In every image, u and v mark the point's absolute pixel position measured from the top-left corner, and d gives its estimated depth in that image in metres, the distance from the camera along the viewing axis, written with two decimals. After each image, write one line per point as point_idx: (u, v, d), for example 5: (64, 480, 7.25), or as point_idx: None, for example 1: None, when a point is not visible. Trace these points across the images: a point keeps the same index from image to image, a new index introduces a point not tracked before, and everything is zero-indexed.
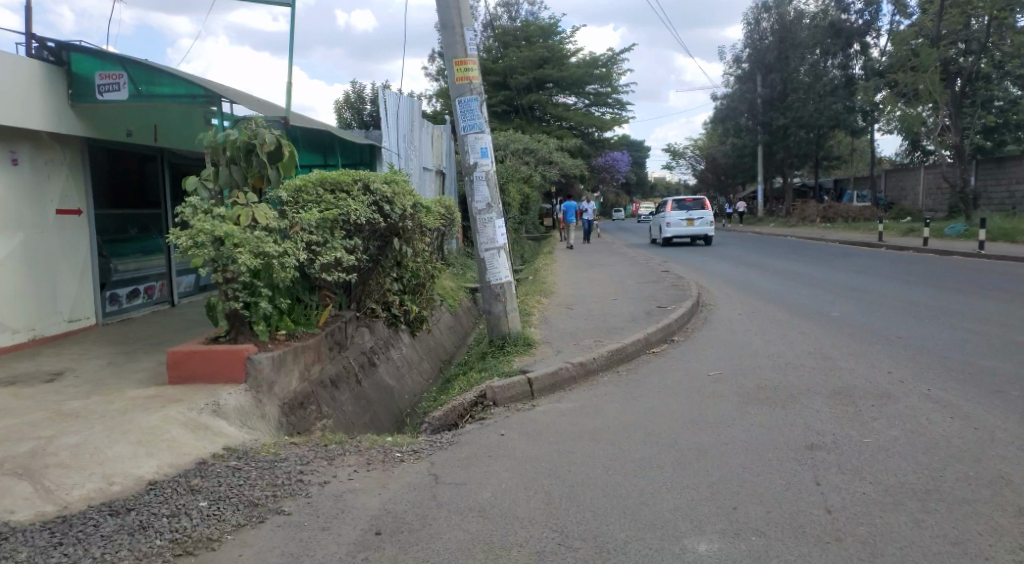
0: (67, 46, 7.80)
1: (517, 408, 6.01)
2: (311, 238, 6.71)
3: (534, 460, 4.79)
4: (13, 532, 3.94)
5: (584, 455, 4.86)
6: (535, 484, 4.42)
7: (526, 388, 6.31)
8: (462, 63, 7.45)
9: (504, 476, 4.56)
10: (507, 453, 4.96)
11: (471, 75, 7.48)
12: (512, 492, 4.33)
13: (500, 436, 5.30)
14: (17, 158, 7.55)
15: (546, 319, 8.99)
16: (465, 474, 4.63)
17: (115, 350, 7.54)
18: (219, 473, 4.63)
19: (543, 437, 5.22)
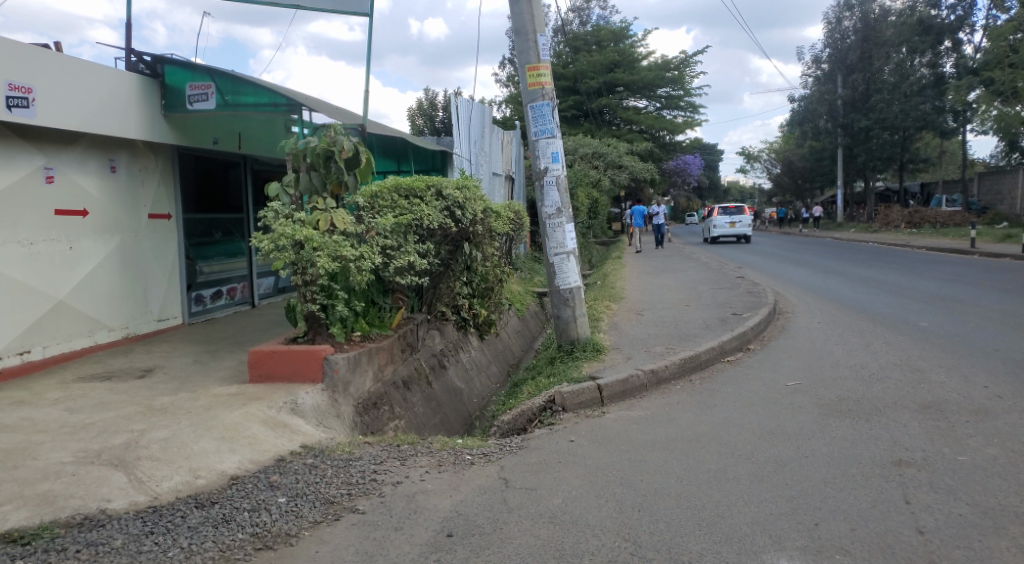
0: (161, 59, 8.17)
1: (587, 415, 5.98)
2: (386, 243, 6.85)
3: (607, 468, 4.76)
4: (108, 520, 4.14)
5: (658, 464, 4.79)
6: (608, 492, 4.38)
7: (596, 394, 6.26)
8: (535, 69, 7.48)
9: (576, 483, 4.54)
10: (578, 459, 4.93)
11: (544, 80, 7.50)
12: (584, 499, 4.30)
13: (570, 442, 5.28)
14: (114, 164, 7.93)
15: (616, 325, 8.92)
16: (535, 479, 4.62)
17: (200, 349, 7.83)
18: (298, 470, 4.75)
19: (615, 445, 5.17)
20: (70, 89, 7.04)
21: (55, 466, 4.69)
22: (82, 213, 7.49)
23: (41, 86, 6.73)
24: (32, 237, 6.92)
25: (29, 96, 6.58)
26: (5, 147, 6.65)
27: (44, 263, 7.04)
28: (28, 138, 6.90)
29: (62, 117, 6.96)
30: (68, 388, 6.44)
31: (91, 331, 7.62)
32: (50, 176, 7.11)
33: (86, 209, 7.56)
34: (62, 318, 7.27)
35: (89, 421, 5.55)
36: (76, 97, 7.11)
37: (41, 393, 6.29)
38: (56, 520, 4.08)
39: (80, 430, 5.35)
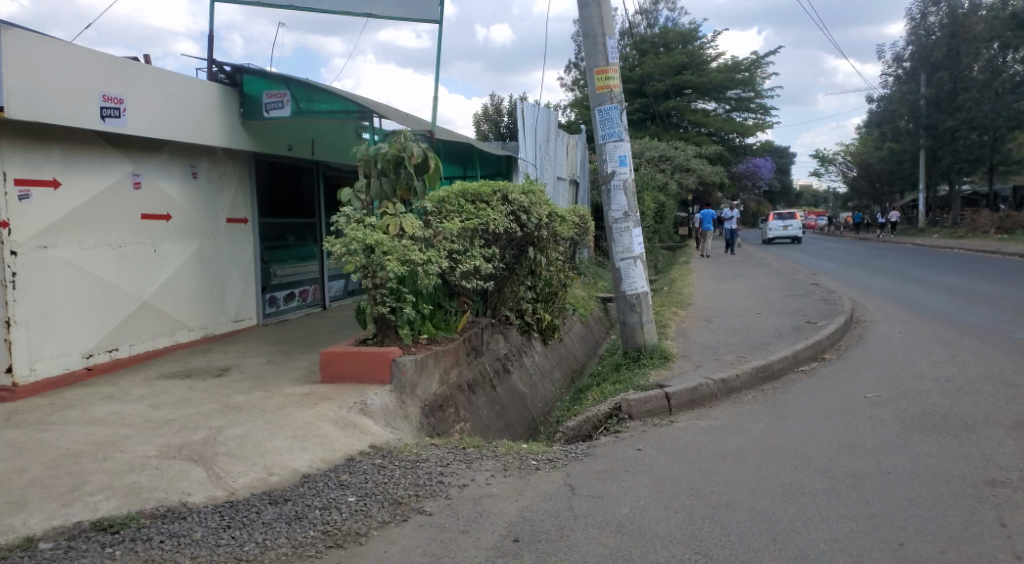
0: (240, 69, 8.47)
1: (654, 423, 5.93)
2: (452, 247, 6.87)
3: (675, 478, 4.71)
4: (188, 513, 4.30)
5: (730, 474, 4.73)
6: (677, 503, 4.34)
7: (663, 403, 6.21)
8: (603, 72, 7.47)
9: (643, 492, 4.51)
10: (645, 468, 4.90)
11: (612, 83, 7.48)
12: (652, 509, 4.27)
13: (637, 451, 5.25)
14: (195, 171, 8.25)
15: (684, 332, 8.81)
16: (602, 487, 4.61)
17: (274, 349, 8.07)
18: (367, 470, 4.86)
19: (683, 455, 5.12)
20: (157, 99, 7.36)
21: (139, 460, 4.91)
22: (165, 217, 7.81)
23: (131, 96, 7.05)
24: (121, 241, 7.25)
25: (120, 106, 6.90)
26: (98, 154, 6.99)
27: (131, 265, 7.38)
28: (118, 146, 7.23)
29: (150, 126, 7.28)
30: (151, 385, 6.73)
31: (172, 331, 7.93)
32: (137, 182, 7.45)
33: (170, 214, 7.88)
34: (147, 317, 7.59)
35: (170, 417, 5.79)
36: (162, 107, 7.43)
37: (127, 389, 6.59)
38: (141, 511, 4.27)
39: (162, 426, 5.58)
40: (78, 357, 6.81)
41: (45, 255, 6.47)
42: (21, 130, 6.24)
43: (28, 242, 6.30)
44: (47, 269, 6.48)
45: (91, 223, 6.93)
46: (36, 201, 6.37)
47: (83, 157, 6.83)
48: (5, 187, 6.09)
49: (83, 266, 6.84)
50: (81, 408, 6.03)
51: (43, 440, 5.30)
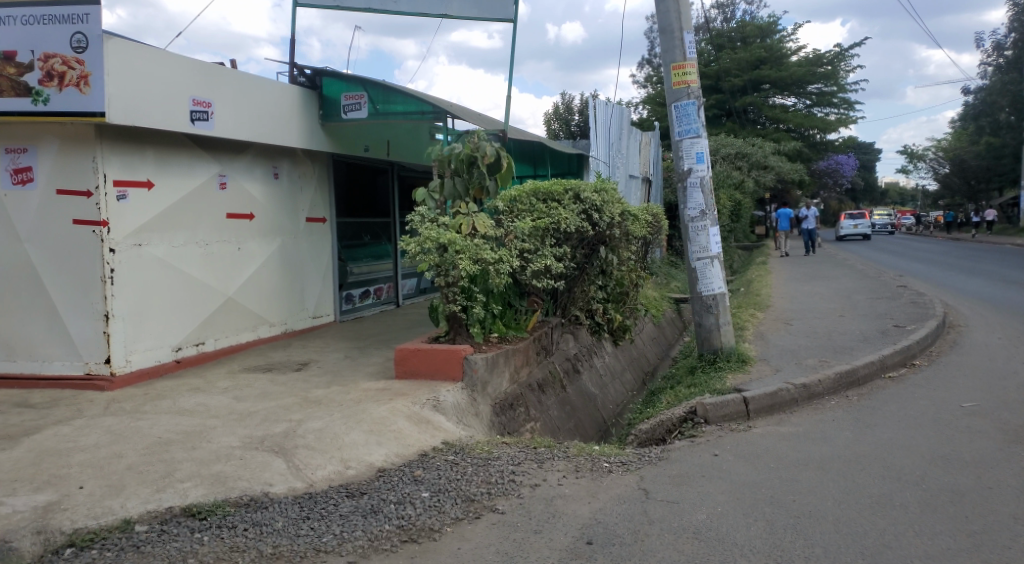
0: (320, 72, 8.69)
1: (732, 428, 5.86)
2: (523, 247, 6.93)
3: (753, 485, 4.65)
4: (270, 503, 4.48)
5: (813, 484, 4.64)
6: (756, 512, 4.28)
7: (741, 407, 6.12)
8: (680, 67, 7.40)
9: (721, 499, 4.47)
10: (722, 475, 4.85)
11: (689, 79, 7.39)
12: (730, 516, 4.23)
13: (714, 456, 5.20)
14: (277, 171, 8.54)
15: (762, 335, 8.65)
16: (677, 492, 4.59)
17: (350, 345, 8.28)
18: (440, 467, 4.95)
19: (762, 462, 5.05)
20: (242, 103, 7.64)
21: (224, 450, 5.13)
22: (249, 216, 8.11)
23: (219, 100, 7.34)
24: (208, 239, 7.56)
25: (208, 110, 7.19)
26: (188, 156, 7.31)
27: (218, 262, 7.70)
28: (206, 148, 7.54)
29: (236, 128, 7.56)
30: (235, 378, 7.00)
31: (254, 326, 8.23)
32: (223, 183, 7.75)
33: (253, 213, 8.18)
34: (231, 313, 7.90)
35: (253, 410, 6.01)
36: (247, 110, 7.72)
37: (213, 381, 6.88)
38: (227, 499, 4.46)
39: (245, 418, 5.81)
40: (168, 350, 7.14)
41: (139, 252, 6.80)
42: (119, 133, 6.57)
43: (124, 239, 6.63)
44: (141, 266, 6.82)
45: (181, 222, 7.25)
46: (132, 201, 6.71)
47: (174, 159, 7.15)
48: (104, 188, 6.44)
49: (174, 263, 7.16)
50: (171, 399, 6.32)
51: (136, 428, 5.58)
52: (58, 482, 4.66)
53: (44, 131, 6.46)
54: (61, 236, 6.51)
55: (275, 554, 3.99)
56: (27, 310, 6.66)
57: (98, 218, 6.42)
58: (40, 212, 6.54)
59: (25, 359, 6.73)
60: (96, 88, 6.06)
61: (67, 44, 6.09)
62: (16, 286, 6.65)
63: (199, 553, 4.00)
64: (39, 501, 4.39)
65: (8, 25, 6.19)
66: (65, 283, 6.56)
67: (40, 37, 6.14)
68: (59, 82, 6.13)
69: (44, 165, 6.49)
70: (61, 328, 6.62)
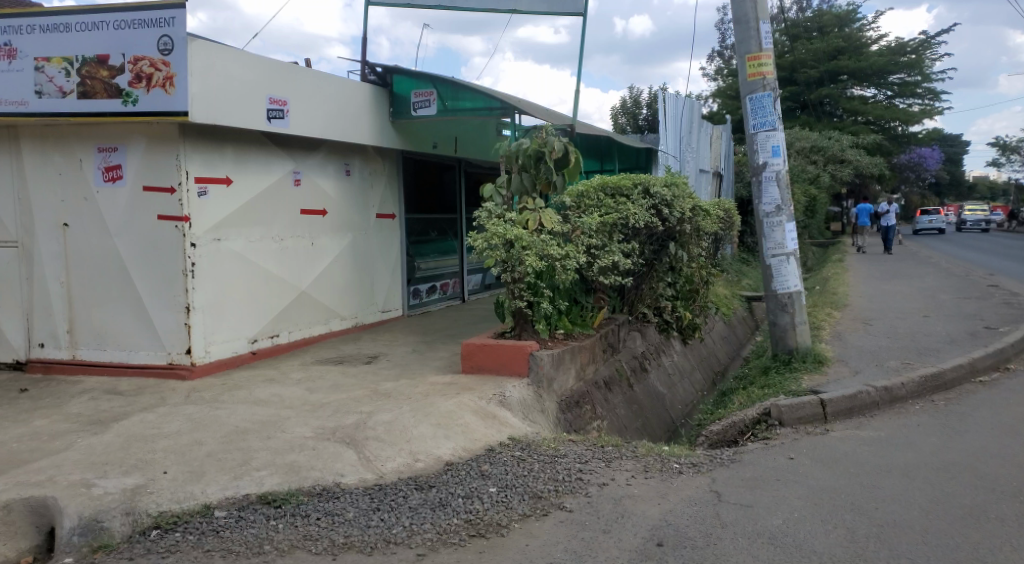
0: (391, 70, 8.81)
1: (808, 431, 5.72)
2: (591, 242, 6.87)
3: (832, 491, 4.54)
4: (341, 493, 4.58)
5: (898, 491, 4.50)
6: (835, 518, 4.18)
7: (819, 410, 5.97)
8: (756, 58, 7.25)
9: (798, 504, 4.38)
10: (799, 479, 4.74)
11: (765, 70, 7.24)
12: (807, 523, 4.14)
13: (789, 460, 5.09)
14: (349, 168, 8.71)
15: (841, 335, 8.41)
16: (751, 496, 4.51)
17: (418, 339, 8.39)
18: (507, 462, 4.98)
19: (841, 467, 4.92)
20: (316, 101, 7.81)
21: (298, 440, 5.27)
22: (322, 212, 8.29)
23: (294, 99, 7.52)
24: (282, 234, 7.76)
25: (284, 108, 7.38)
26: (264, 153, 7.51)
27: (292, 257, 7.90)
28: (281, 145, 7.74)
29: (310, 126, 7.74)
30: (308, 369, 7.18)
31: (326, 319, 8.41)
32: (297, 180, 7.94)
33: (325, 209, 8.36)
34: (304, 306, 8.09)
35: (325, 401, 6.16)
36: (321, 109, 7.89)
37: (287, 373, 7.07)
38: (300, 488, 4.58)
39: (318, 409, 5.95)
40: (245, 341, 7.37)
41: (218, 247, 7.03)
42: (200, 132, 6.80)
43: (204, 234, 6.87)
44: (220, 260, 7.04)
45: (258, 218, 7.47)
46: (212, 197, 6.94)
47: (251, 156, 7.36)
48: (186, 184, 6.67)
49: (250, 258, 7.38)
50: (248, 389, 6.53)
51: (215, 417, 5.79)
52: (144, 466, 4.87)
53: (132, 130, 6.74)
54: (146, 231, 6.78)
55: (347, 544, 4.08)
56: (115, 302, 6.96)
57: (180, 214, 6.66)
58: (127, 208, 6.83)
59: (113, 349, 7.03)
60: (181, 89, 6.29)
61: (155, 46, 6.33)
62: (105, 279, 6.96)
63: (275, 540, 4.13)
64: (126, 485, 4.60)
65: (101, 29, 6.45)
66: (150, 276, 6.83)
67: (129, 40, 6.39)
68: (146, 83, 6.37)
69: (132, 163, 6.77)
70: (146, 320, 6.90)
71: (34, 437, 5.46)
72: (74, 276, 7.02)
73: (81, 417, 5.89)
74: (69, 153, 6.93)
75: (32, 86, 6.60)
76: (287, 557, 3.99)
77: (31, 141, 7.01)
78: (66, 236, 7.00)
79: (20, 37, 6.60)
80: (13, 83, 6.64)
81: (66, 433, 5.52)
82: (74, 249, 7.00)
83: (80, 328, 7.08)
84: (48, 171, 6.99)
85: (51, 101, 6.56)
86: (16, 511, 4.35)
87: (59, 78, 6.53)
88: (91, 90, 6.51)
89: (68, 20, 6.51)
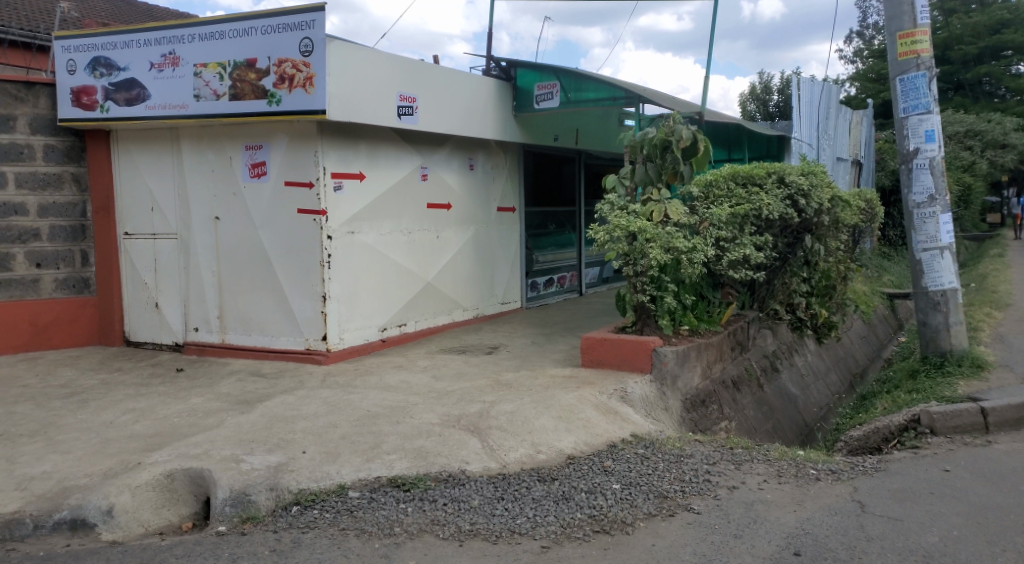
0: (515, 64, 8.85)
1: (966, 442, 5.35)
2: (720, 235, 6.67)
3: (994, 510, 4.24)
4: (467, 481, 4.68)
5: None
6: (1000, 540, 3.91)
7: (978, 419, 5.56)
8: (909, 36, 6.84)
9: (955, 521, 4.12)
10: (956, 494, 4.46)
11: (919, 48, 6.83)
12: (968, 543, 3.89)
13: (944, 472, 4.79)
14: (473, 163, 8.86)
15: (1002, 337, 7.86)
16: (901, 509, 4.28)
17: (538, 331, 8.44)
18: (631, 459, 4.95)
19: (1007, 484, 4.58)
20: (444, 97, 7.99)
21: (425, 426, 5.43)
22: (447, 206, 8.48)
23: (423, 95, 7.72)
24: (410, 227, 8.00)
25: (413, 105, 7.58)
26: (394, 149, 7.76)
27: (419, 249, 8.13)
28: (410, 141, 7.97)
29: (438, 122, 7.93)
30: (433, 358, 7.38)
31: (450, 310, 8.61)
32: (425, 174, 8.15)
33: (450, 203, 8.55)
34: (429, 297, 8.32)
35: (450, 389, 6.30)
36: (449, 104, 8.07)
37: (414, 360, 7.30)
38: (428, 473, 4.72)
39: (443, 396, 6.10)
40: (375, 330, 7.66)
41: (352, 239, 7.32)
42: (337, 129, 7.10)
43: (340, 227, 7.18)
44: (353, 252, 7.34)
45: (388, 212, 7.73)
46: (347, 192, 7.24)
47: (383, 152, 7.63)
48: (323, 180, 6.99)
49: (381, 250, 7.65)
50: (378, 375, 6.79)
51: (349, 401, 6.05)
52: (285, 445, 5.16)
53: (275, 128, 7.12)
54: (288, 223, 7.16)
55: (473, 531, 4.17)
56: (259, 290, 7.39)
57: (318, 208, 6.99)
58: (271, 202, 7.23)
59: (257, 334, 7.46)
60: (320, 89, 6.58)
61: (296, 48, 6.64)
62: (251, 269, 7.40)
63: (404, 523, 4.27)
64: (270, 462, 4.89)
65: (250, 35, 6.82)
66: (291, 267, 7.21)
67: (274, 44, 6.72)
68: (289, 84, 6.71)
69: (276, 159, 7.16)
70: (287, 307, 7.28)
71: (190, 413, 5.89)
72: (224, 266, 7.51)
73: (230, 396, 6.31)
74: (221, 152, 7.41)
75: (191, 91, 7.09)
76: (416, 540, 4.12)
77: (188, 140, 7.53)
78: (218, 228, 7.49)
79: (181, 46, 7.08)
80: (175, 88, 7.15)
81: (217, 411, 5.92)
82: (225, 241, 7.48)
83: (228, 315, 7.56)
84: (203, 169, 7.49)
85: (208, 104, 7.05)
86: (178, 480, 4.72)
87: (214, 82, 6.99)
88: (241, 92, 6.91)
89: (222, 28, 6.92)
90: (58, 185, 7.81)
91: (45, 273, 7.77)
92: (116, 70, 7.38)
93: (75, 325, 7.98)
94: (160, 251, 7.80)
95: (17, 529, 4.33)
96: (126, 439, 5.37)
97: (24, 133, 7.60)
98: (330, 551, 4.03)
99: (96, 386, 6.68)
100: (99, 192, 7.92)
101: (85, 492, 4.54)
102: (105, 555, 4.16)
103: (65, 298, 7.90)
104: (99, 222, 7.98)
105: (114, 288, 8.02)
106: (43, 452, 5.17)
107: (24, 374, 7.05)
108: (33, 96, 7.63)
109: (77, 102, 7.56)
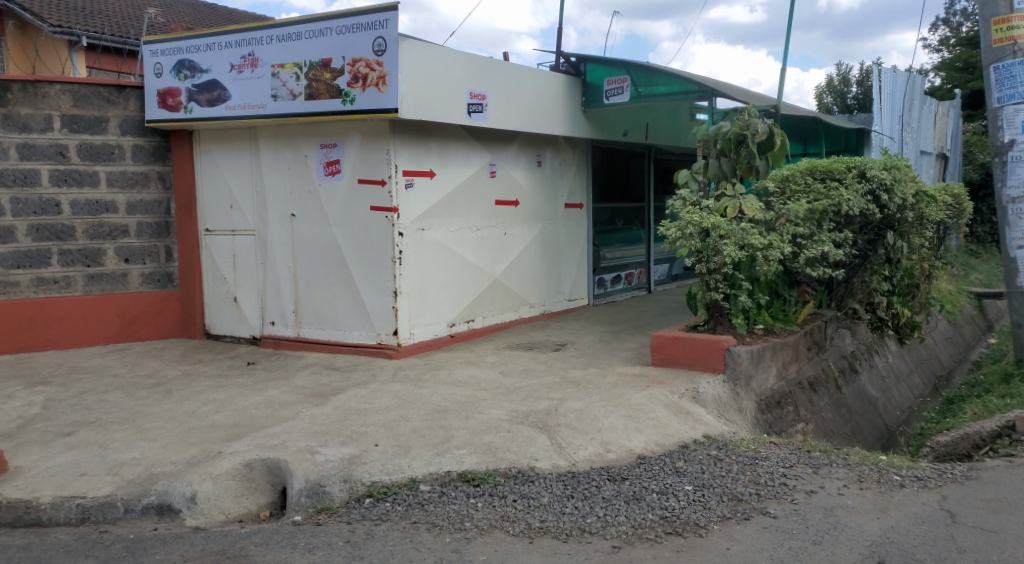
0: (584, 59, 8.78)
1: None
2: (797, 231, 6.50)
3: None
4: (535, 477, 4.67)
5: None
6: None
7: None
8: (1004, 22, 6.55)
9: None
10: None
11: (1016, 34, 6.55)
12: None
13: None
14: (541, 159, 8.84)
15: None
16: (994, 520, 4.09)
17: (606, 329, 8.37)
18: (703, 460, 4.87)
19: None
20: (514, 93, 7.98)
21: (494, 422, 5.44)
22: (515, 202, 8.49)
23: (493, 92, 7.74)
24: (479, 224, 8.04)
25: (483, 102, 7.61)
26: (464, 146, 7.81)
27: (488, 245, 8.17)
28: (480, 138, 8.00)
29: (508, 118, 7.94)
30: (501, 353, 7.40)
31: (517, 306, 8.63)
32: (493, 171, 8.18)
33: (518, 199, 8.55)
34: (497, 293, 8.35)
35: (518, 385, 6.29)
36: (520, 100, 8.08)
37: (482, 356, 7.34)
38: (498, 469, 4.73)
39: (511, 392, 6.11)
40: (444, 325, 7.74)
41: (423, 236, 7.41)
42: (409, 127, 7.19)
43: (411, 224, 7.27)
44: (424, 249, 7.43)
45: (457, 208, 7.78)
46: (417, 189, 7.32)
47: (453, 149, 7.68)
48: (395, 177, 7.09)
49: (450, 247, 7.71)
50: (447, 370, 6.85)
51: (419, 395, 6.12)
52: (358, 438, 5.25)
53: (349, 127, 7.25)
54: (361, 220, 7.29)
55: (543, 528, 4.17)
56: (333, 286, 7.54)
57: (390, 205, 7.10)
58: (344, 199, 7.37)
59: (331, 328, 7.63)
60: (392, 87, 6.66)
61: (370, 48, 6.73)
62: (325, 265, 7.56)
63: (474, 518, 4.30)
64: (344, 454, 4.99)
65: (325, 35, 6.95)
66: (363, 263, 7.34)
67: (349, 43, 6.84)
68: (362, 83, 6.81)
69: (350, 157, 7.29)
70: (359, 302, 7.42)
71: (267, 405, 6.06)
72: (299, 262, 7.69)
73: (304, 389, 6.47)
74: (297, 151, 7.58)
75: (269, 91, 7.28)
76: (486, 535, 4.14)
77: (266, 139, 7.74)
78: (294, 225, 7.68)
79: (261, 47, 7.27)
80: (254, 89, 7.36)
81: (293, 403, 6.07)
82: (300, 237, 7.66)
83: (303, 309, 7.74)
84: (280, 167, 7.69)
85: (285, 104, 7.22)
86: (256, 469, 4.86)
87: (291, 82, 7.16)
88: (316, 91, 7.05)
89: (299, 29, 7.07)
90: (145, 183, 8.13)
91: (132, 268, 8.12)
92: (199, 72, 7.63)
93: (159, 318, 8.31)
94: (239, 247, 8.04)
95: (108, 512, 4.52)
96: (208, 429, 5.55)
97: (115, 134, 7.94)
98: (402, 544, 4.08)
99: (179, 377, 6.94)
100: (184, 190, 8.22)
101: (171, 479, 4.72)
102: (189, 540, 4.31)
103: (151, 292, 8.23)
104: (183, 219, 8.28)
105: (196, 283, 8.31)
106: (132, 439, 5.39)
107: (114, 364, 7.38)
108: (123, 99, 7.96)
109: (163, 104, 7.85)
